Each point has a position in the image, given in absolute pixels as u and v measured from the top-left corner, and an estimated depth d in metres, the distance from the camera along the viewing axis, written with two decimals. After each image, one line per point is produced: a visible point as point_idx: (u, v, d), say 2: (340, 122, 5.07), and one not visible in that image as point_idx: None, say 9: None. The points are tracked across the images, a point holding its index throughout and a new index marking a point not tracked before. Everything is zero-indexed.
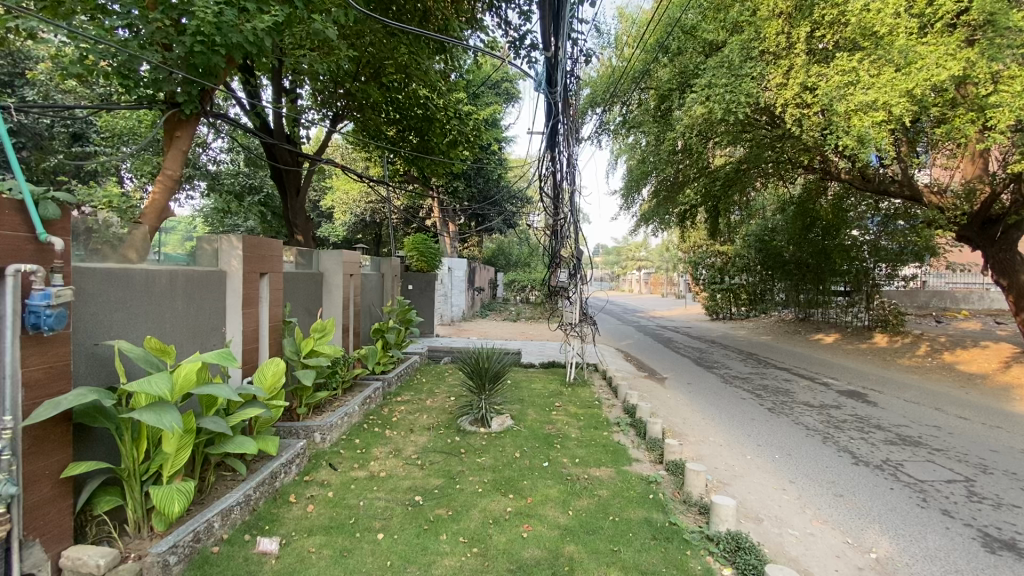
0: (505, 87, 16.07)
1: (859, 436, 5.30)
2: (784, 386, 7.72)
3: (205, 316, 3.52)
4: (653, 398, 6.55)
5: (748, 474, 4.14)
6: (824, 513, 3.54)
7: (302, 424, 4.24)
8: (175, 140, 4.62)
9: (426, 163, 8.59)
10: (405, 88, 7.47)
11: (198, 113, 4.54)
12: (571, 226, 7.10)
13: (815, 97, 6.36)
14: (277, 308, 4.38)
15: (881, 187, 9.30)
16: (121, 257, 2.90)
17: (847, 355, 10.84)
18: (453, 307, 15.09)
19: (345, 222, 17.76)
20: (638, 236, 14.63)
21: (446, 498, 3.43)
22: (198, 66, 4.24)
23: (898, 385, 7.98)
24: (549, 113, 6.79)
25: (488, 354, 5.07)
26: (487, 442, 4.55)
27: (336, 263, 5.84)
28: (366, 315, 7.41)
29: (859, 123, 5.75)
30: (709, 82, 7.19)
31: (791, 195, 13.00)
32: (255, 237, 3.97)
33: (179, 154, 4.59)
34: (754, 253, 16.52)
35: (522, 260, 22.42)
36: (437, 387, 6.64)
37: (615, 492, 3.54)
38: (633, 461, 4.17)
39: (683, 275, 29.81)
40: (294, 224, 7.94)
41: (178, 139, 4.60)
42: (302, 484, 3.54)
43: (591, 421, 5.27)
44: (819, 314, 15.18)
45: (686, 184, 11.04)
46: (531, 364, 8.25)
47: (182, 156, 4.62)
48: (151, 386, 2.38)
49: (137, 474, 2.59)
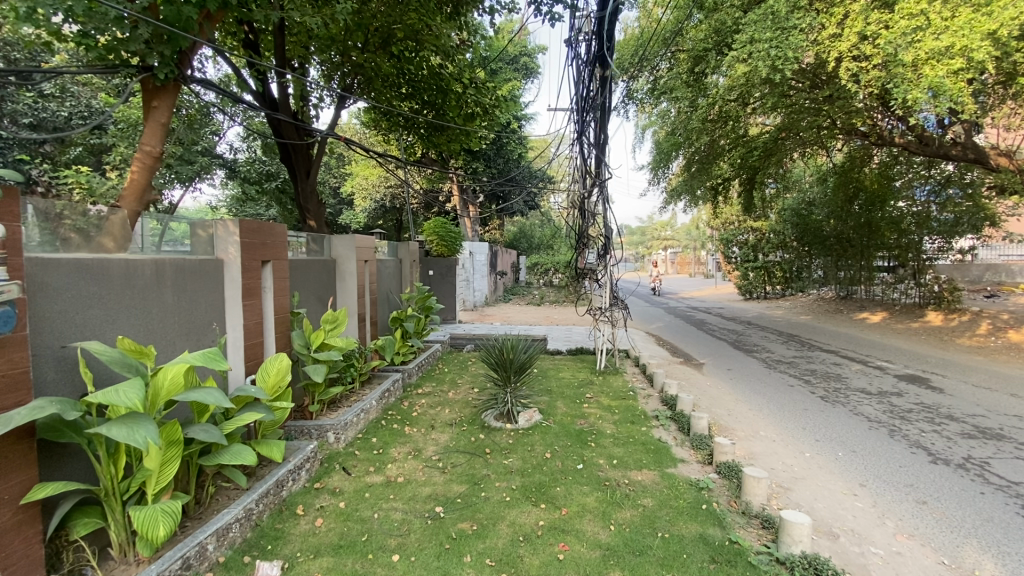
0: (523, 61, 15.47)
1: (931, 429, 4.72)
2: (835, 371, 7.11)
3: (200, 311, 3.18)
4: (692, 387, 6.07)
5: (810, 476, 3.66)
6: (908, 525, 3.05)
7: (314, 423, 3.92)
8: (152, 112, 4.24)
9: (445, 138, 8.05)
10: (419, 58, 6.96)
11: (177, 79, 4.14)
12: (598, 201, 6.59)
13: (876, 46, 5.64)
14: (284, 298, 4.03)
15: (941, 150, 8.38)
16: (97, 247, 2.58)
17: (899, 335, 10.06)
18: (475, 292, 14.77)
19: (365, 208, 17.50)
20: (667, 213, 13.96)
21: (472, 509, 3.04)
22: (169, 20, 3.84)
23: (963, 368, 7.27)
24: (576, 80, 6.19)
25: (512, 344, 4.66)
26: (513, 441, 4.15)
27: (348, 247, 5.50)
28: (384, 303, 7.07)
29: (932, 72, 5.07)
30: (751, 36, 6.48)
31: (833, 164, 12.14)
32: (253, 221, 3.61)
33: (159, 128, 4.24)
34: (789, 228, 15.67)
35: (545, 243, 21.93)
36: (460, 377, 6.29)
37: (661, 502, 3.11)
38: (679, 463, 3.72)
39: (712, 252, 28.80)
40: (305, 208, 7.61)
41: (156, 109, 4.22)
42: (312, 493, 3.21)
43: (627, 415, 4.83)
44: (862, 291, 14.31)
45: (721, 156, 10.32)
46: (558, 350, 7.84)
47: (161, 130, 4.27)
48: (119, 395, 2.02)
49: (117, 493, 2.28)
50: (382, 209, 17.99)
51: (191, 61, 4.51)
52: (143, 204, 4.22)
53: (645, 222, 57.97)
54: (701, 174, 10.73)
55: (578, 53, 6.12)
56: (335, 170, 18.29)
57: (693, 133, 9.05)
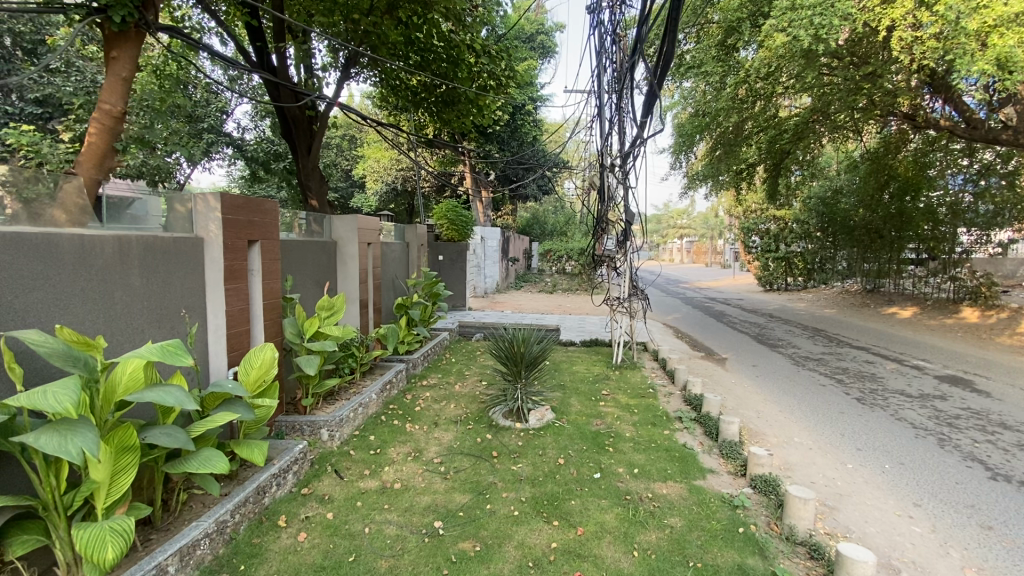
0: (540, 40, 14.94)
1: (985, 439, 4.27)
2: (868, 370, 6.65)
3: (173, 295, 2.83)
4: (717, 384, 5.67)
5: (857, 494, 3.26)
6: (976, 556, 2.65)
7: (306, 418, 3.61)
8: (112, 64, 3.80)
9: (455, 113, 7.66)
10: (426, 25, 6.49)
11: (138, 22, 3.74)
12: (618, 184, 6.10)
13: (935, 12, 4.96)
14: (274, 282, 3.67)
15: (990, 134, 7.67)
16: (47, 221, 2.25)
17: (932, 332, 9.50)
18: (487, 279, 14.43)
19: (376, 192, 17.16)
20: (686, 200, 13.40)
21: (475, 524, 2.69)
22: None
23: (1008, 369, 6.73)
24: (599, 49, 5.70)
25: (524, 336, 4.28)
26: (523, 443, 3.78)
27: (351, 229, 5.16)
28: (389, 289, 6.73)
29: (1003, 41, 4.55)
30: (792, 2, 5.92)
31: (864, 149, 11.49)
32: (238, 196, 3.24)
33: (119, 84, 3.78)
34: (814, 218, 15.05)
35: (558, 230, 21.43)
36: (467, 368, 5.94)
37: (689, 521, 2.74)
38: (707, 474, 3.33)
39: (732, 241, 28.02)
40: (308, 186, 7.25)
41: (113, 60, 3.77)
42: (298, 500, 2.88)
43: (648, 416, 4.44)
44: (890, 284, 13.66)
45: (750, 137, 9.73)
46: (572, 342, 7.44)
47: (122, 85, 3.82)
48: (48, 398, 1.67)
49: (61, 507, 1.95)
50: (393, 193, 17.60)
51: (156, 11, 4.08)
52: (104, 172, 3.79)
53: (660, 211, 57.00)
54: (726, 158, 10.18)
55: (603, 18, 5.57)
56: (346, 151, 17.96)
57: (718, 112, 8.50)
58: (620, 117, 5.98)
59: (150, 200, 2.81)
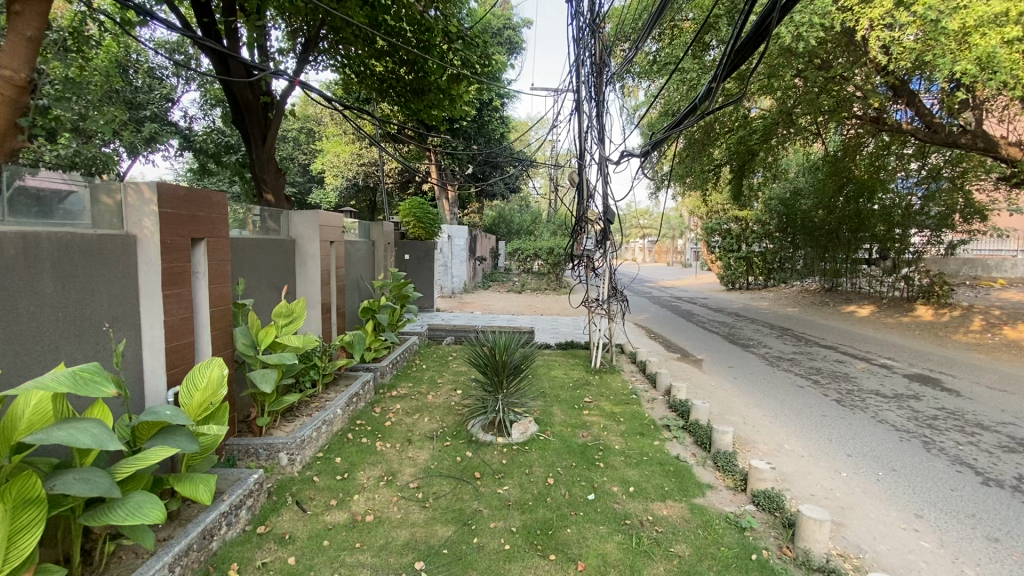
0: (507, 35, 14.64)
1: (966, 440, 4.27)
2: (840, 369, 6.70)
3: (98, 303, 2.37)
4: (698, 388, 5.54)
5: (859, 506, 3.13)
6: (991, 573, 2.52)
7: (262, 441, 3.18)
8: (12, 20, 3.17)
9: (424, 103, 7.23)
10: (395, 6, 6.03)
11: None
12: (598, 181, 5.81)
13: (913, 13, 4.99)
14: (223, 287, 3.21)
15: (950, 138, 7.84)
16: None
17: (892, 330, 9.78)
18: (454, 278, 14.03)
19: (336, 187, 16.41)
20: (654, 199, 13.38)
21: (463, 564, 2.36)
22: None
23: (968, 367, 6.92)
24: (576, 41, 5.40)
25: (506, 343, 3.97)
26: (507, 461, 3.47)
27: (311, 226, 4.70)
28: (353, 291, 6.27)
29: (984, 42, 4.57)
30: None
31: (825, 152, 11.72)
32: (178, 187, 2.78)
33: (24, 45, 3.19)
34: (775, 218, 15.40)
35: (525, 229, 21.20)
36: (439, 375, 5.57)
37: (696, 549, 2.50)
38: (707, 491, 3.12)
39: (694, 240, 28.60)
40: (262, 179, 6.70)
41: (15, 16, 3.16)
42: (253, 542, 2.47)
43: (635, 425, 4.21)
44: (847, 283, 14.10)
45: (720, 137, 9.72)
46: (547, 344, 7.19)
47: (26, 48, 3.21)
48: None
49: None
50: (355, 189, 16.88)
51: None
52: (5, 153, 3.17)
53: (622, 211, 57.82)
54: (697, 157, 10.14)
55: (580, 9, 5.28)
56: (304, 145, 17.15)
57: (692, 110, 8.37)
58: (598, 113, 5.72)
59: (84, 192, 2.40)
